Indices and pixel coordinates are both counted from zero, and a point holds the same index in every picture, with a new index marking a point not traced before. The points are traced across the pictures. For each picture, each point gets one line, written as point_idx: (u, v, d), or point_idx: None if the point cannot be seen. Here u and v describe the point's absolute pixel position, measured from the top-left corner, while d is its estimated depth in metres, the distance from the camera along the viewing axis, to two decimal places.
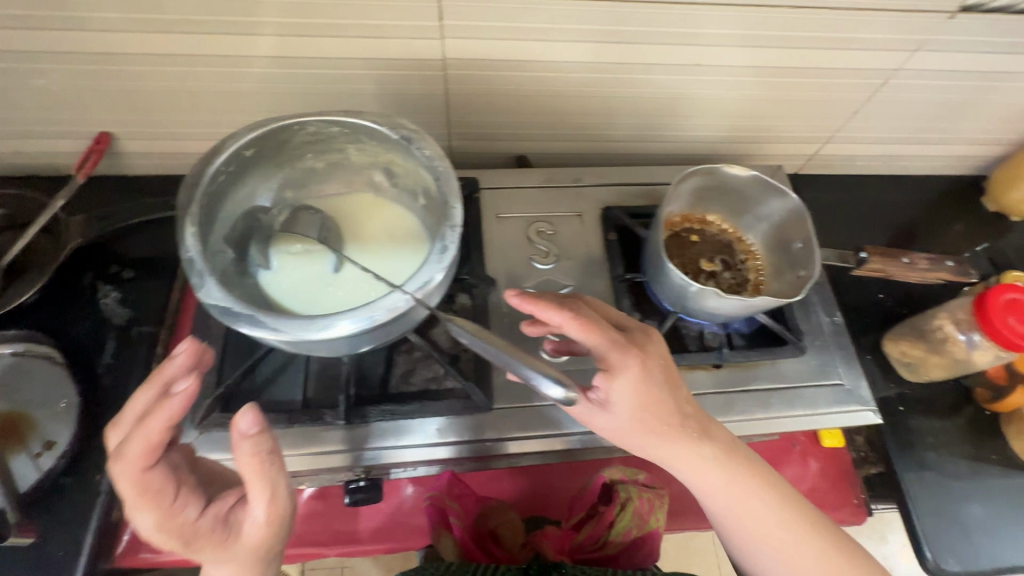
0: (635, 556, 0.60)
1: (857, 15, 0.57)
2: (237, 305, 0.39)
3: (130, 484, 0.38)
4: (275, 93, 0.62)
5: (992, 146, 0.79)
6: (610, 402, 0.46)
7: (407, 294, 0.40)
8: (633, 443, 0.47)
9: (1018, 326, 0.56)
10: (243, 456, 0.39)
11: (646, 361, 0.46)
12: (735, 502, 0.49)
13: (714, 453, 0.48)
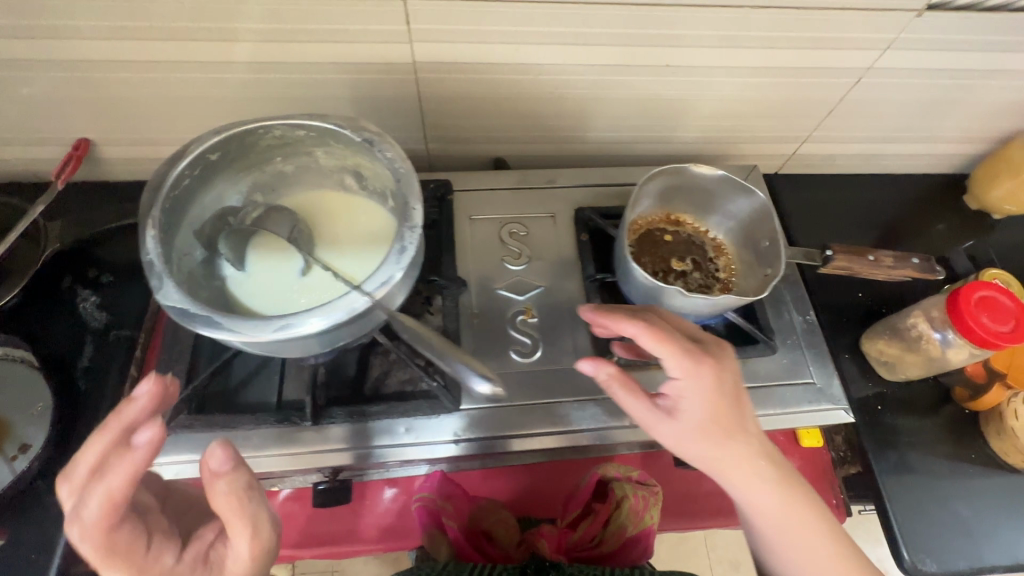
0: (630, 552, 0.62)
1: (823, 14, 0.57)
2: (195, 306, 0.39)
3: (94, 545, 0.37)
4: (248, 98, 0.62)
5: (972, 144, 0.79)
6: (678, 411, 0.47)
7: (365, 295, 0.40)
8: (696, 456, 0.47)
9: (990, 324, 0.56)
10: (220, 496, 0.38)
11: (718, 371, 0.47)
12: (791, 521, 0.48)
13: (773, 469, 0.48)
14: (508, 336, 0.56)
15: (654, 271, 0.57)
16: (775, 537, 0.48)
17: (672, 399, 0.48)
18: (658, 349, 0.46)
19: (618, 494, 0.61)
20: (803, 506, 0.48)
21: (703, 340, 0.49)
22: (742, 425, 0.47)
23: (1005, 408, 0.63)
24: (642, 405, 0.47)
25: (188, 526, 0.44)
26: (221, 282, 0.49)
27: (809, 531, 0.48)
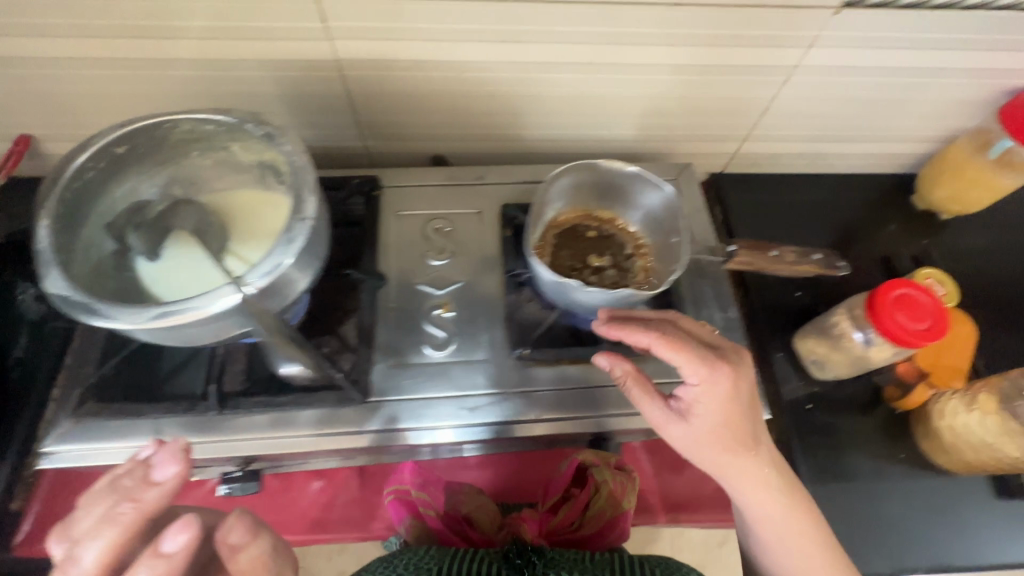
0: (613, 534, 0.57)
1: (739, 12, 0.57)
2: (76, 295, 0.40)
3: None
4: (179, 95, 0.63)
5: (916, 144, 0.79)
6: (690, 414, 0.50)
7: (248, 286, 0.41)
8: (703, 456, 0.50)
9: (907, 323, 0.56)
10: (244, 573, 0.34)
11: (736, 381, 0.49)
12: (787, 519, 0.52)
13: (774, 469, 0.52)
14: (423, 330, 0.57)
15: (570, 267, 0.58)
16: (767, 529, 0.53)
17: (685, 402, 0.50)
18: (676, 359, 0.48)
19: (595, 479, 0.59)
20: (800, 504, 0.52)
21: (720, 347, 0.51)
22: (753, 431, 0.50)
23: (931, 408, 0.63)
24: (655, 406, 0.50)
25: None
26: (133, 275, 0.48)
27: (802, 527, 0.52)
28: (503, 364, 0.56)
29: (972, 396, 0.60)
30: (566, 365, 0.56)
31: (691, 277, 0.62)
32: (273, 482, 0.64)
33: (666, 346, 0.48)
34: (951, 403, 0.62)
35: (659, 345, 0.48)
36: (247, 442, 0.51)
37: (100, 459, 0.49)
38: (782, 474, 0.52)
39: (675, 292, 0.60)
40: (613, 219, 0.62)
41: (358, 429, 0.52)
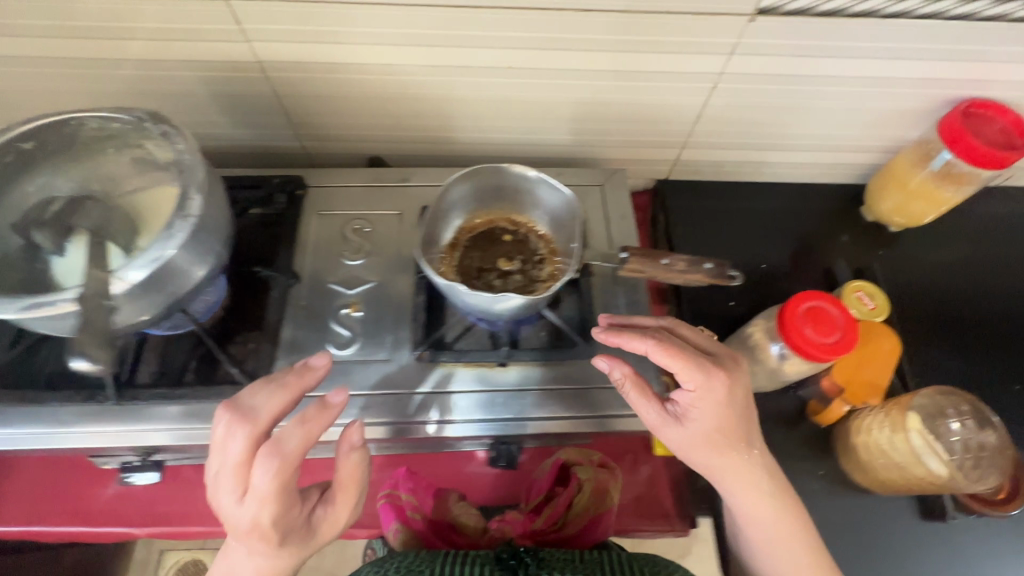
0: (593, 535, 0.62)
1: (650, 18, 0.57)
2: None
3: (274, 479, 0.42)
4: (111, 94, 0.65)
5: (862, 154, 0.77)
6: (686, 417, 0.53)
7: (122, 282, 0.44)
8: (696, 458, 0.53)
9: (815, 337, 0.55)
10: (347, 466, 0.47)
11: (731, 388, 0.52)
12: (776, 525, 0.53)
13: (766, 472, 0.54)
14: (329, 329, 0.58)
15: (476, 271, 0.59)
16: (757, 534, 0.54)
17: (681, 406, 0.53)
18: (673, 366, 0.51)
19: (578, 481, 0.62)
20: (786, 508, 0.54)
21: (717, 355, 0.54)
22: (746, 434, 0.53)
23: (853, 423, 0.61)
24: (651, 409, 0.53)
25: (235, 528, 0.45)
26: (42, 266, 0.51)
27: (794, 532, 0.53)
28: (405, 365, 0.57)
29: (891, 411, 0.58)
30: (469, 368, 0.57)
31: (605, 284, 0.63)
32: (191, 472, 0.65)
33: (663, 352, 0.51)
34: (873, 417, 0.60)
35: (656, 352, 0.51)
36: (150, 433, 0.54)
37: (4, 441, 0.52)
38: (772, 477, 0.54)
39: (584, 298, 0.60)
40: (525, 222, 0.62)
41: None
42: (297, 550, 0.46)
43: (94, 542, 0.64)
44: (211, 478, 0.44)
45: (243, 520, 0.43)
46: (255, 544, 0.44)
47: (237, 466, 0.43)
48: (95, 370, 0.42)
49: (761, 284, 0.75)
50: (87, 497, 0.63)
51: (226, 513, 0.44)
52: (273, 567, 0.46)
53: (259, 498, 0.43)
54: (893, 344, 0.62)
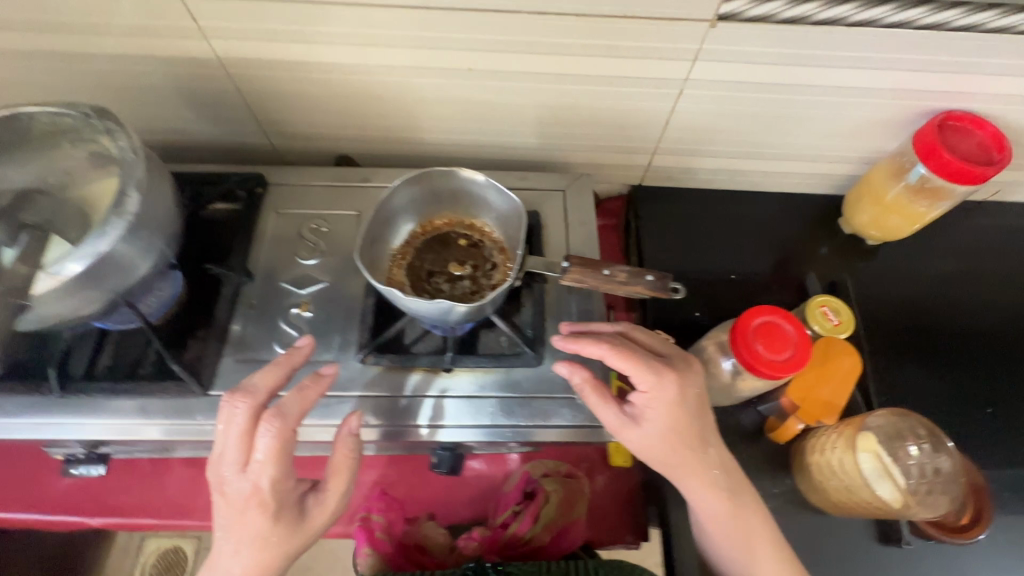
0: (561, 543, 0.63)
1: (610, 22, 0.55)
2: None
3: (277, 439, 0.44)
4: (77, 88, 0.65)
5: (838, 165, 0.75)
6: (642, 418, 0.51)
7: (47, 276, 0.45)
8: (656, 459, 0.52)
9: (764, 352, 0.54)
10: (342, 447, 0.48)
11: (682, 387, 0.51)
12: (734, 527, 0.52)
13: (722, 471, 0.53)
14: (278, 328, 0.59)
15: (427, 275, 0.59)
16: (720, 535, 0.53)
17: (638, 407, 0.52)
18: (627, 369, 0.51)
19: (543, 493, 0.62)
20: (742, 504, 0.52)
21: (668, 355, 0.54)
22: (701, 433, 0.52)
23: (808, 441, 0.61)
24: (610, 412, 0.51)
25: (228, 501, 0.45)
26: None
27: (752, 529, 0.52)
28: (351, 366, 0.57)
29: (846, 431, 0.57)
30: (412, 372, 0.57)
31: (559, 291, 0.62)
32: (146, 464, 0.66)
33: (617, 355, 0.50)
34: (828, 437, 0.59)
35: (612, 356, 0.51)
36: (94, 425, 0.54)
37: None
38: (728, 475, 0.53)
39: (537, 305, 0.59)
40: (478, 224, 0.62)
41: (194, 420, 0.54)
42: (288, 532, 0.45)
43: (49, 531, 0.65)
44: (213, 453, 0.45)
45: (243, 488, 0.44)
46: (252, 519, 0.44)
47: (239, 434, 0.44)
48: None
49: (728, 295, 0.74)
50: (44, 485, 0.64)
51: (226, 486, 0.44)
52: (263, 552, 0.44)
53: (260, 463, 0.44)
54: (854, 361, 0.61)
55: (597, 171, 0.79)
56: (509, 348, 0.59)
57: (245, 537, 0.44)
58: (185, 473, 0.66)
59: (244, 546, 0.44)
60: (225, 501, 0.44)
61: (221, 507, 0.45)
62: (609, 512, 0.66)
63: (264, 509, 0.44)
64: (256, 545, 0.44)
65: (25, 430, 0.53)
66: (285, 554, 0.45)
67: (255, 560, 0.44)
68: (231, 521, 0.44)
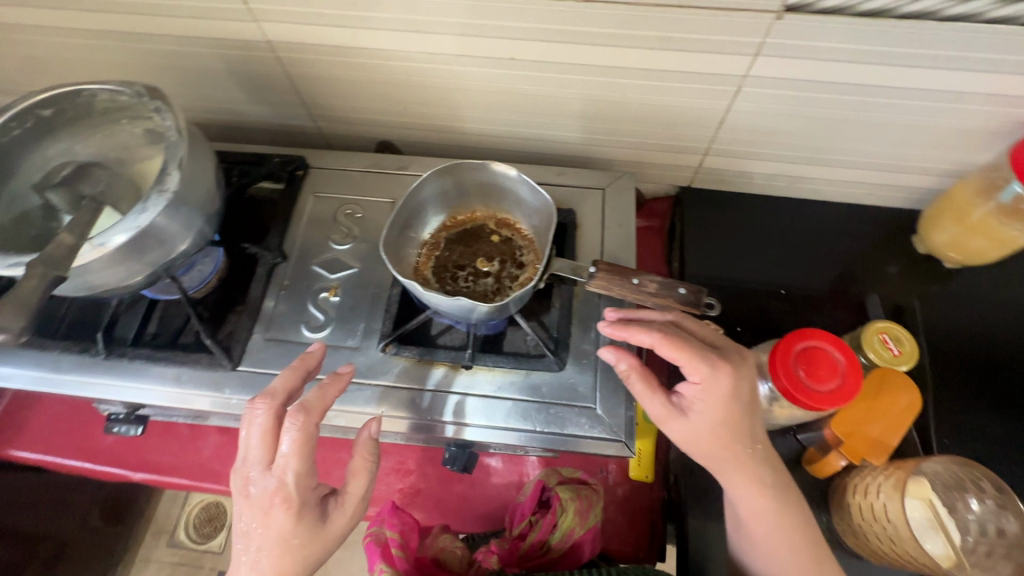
0: (580, 553, 0.59)
1: (664, 12, 0.51)
2: None
3: (302, 433, 0.43)
4: (142, 65, 0.68)
5: (917, 176, 0.67)
6: (690, 409, 0.47)
7: (89, 246, 0.46)
8: (702, 453, 0.47)
9: (806, 380, 0.50)
10: (360, 451, 0.48)
11: (738, 380, 0.46)
12: (780, 535, 0.48)
13: (771, 470, 0.48)
14: (307, 309, 0.60)
15: (456, 268, 0.58)
16: (765, 543, 0.48)
17: (687, 398, 0.48)
18: (678, 359, 0.46)
19: (559, 502, 0.58)
20: (789, 508, 0.48)
21: (722, 346, 0.49)
22: (751, 429, 0.47)
23: (851, 480, 0.56)
24: (655, 401, 0.48)
25: (248, 511, 0.43)
26: (54, 226, 0.55)
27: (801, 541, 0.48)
28: (372, 353, 0.57)
29: (897, 475, 0.52)
30: (432, 367, 0.57)
31: (589, 295, 0.60)
32: (184, 428, 0.70)
33: (668, 346, 0.46)
34: (875, 479, 0.53)
35: (662, 346, 0.46)
36: (134, 388, 0.56)
37: (10, 381, 0.57)
38: (776, 474, 0.48)
39: (564, 307, 0.58)
40: (510, 221, 0.61)
41: (224, 393, 0.56)
42: (310, 534, 0.44)
43: (99, 479, 0.71)
44: (235, 457, 0.45)
45: (267, 487, 0.43)
46: (276, 521, 0.43)
47: (262, 434, 0.44)
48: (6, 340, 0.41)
49: (775, 311, 0.69)
50: (94, 438, 0.69)
51: (249, 486, 0.43)
52: (286, 557, 0.43)
53: (283, 460, 0.43)
54: (912, 399, 0.55)
55: (643, 170, 0.75)
56: (535, 349, 0.58)
57: (268, 540, 0.43)
58: (218, 440, 0.69)
59: (266, 551, 0.43)
60: (248, 503, 0.43)
61: (243, 512, 0.43)
62: (626, 528, 0.64)
63: (288, 509, 0.43)
64: (278, 551, 0.43)
65: (74, 388, 0.57)
66: (306, 562, 0.44)
67: (276, 566, 0.43)
68: (254, 524, 0.43)
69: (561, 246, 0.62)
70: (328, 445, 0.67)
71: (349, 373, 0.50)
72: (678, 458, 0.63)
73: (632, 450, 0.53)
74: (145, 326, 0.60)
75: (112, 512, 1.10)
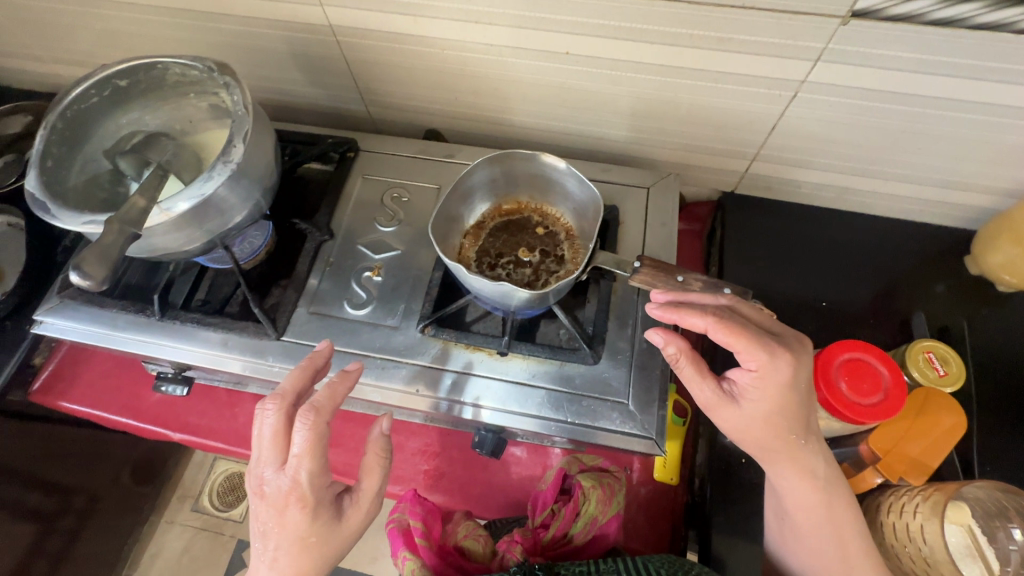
0: (603, 539, 0.60)
1: (724, 13, 0.51)
2: (40, 193, 0.50)
3: (311, 435, 0.43)
4: (211, 44, 0.71)
5: (974, 195, 0.65)
6: (743, 397, 0.48)
7: (159, 208, 0.48)
8: (753, 441, 0.49)
9: (848, 393, 0.50)
10: (371, 449, 0.48)
11: (797, 369, 0.46)
12: (828, 515, 0.50)
13: (824, 461, 0.49)
14: (350, 287, 0.62)
15: (499, 257, 0.60)
16: (811, 532, 0.50)
17: (739, 385, 0.48)
18: (734, 344, 0.46)
19: (580, 490, 0.59)
20: (838, 493, 0.50)
21: (779, 333, 0.48)
22: (806, 421, 0.48)
23: (887, 500, 0.54)
24: (705, 387, 0.48)
25: (263, 512, 0.44)
26: (123, 191, 0.58)
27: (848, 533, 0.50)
28: (410, 334, 0.58)
29: (934, 497, 0.50)
30: (468, 351, 0.58)
31: (627, 292, 0.60)
32: (223, 394, 0.72)
33: (724, 330, 0.45)
34: (911, 499, 0.52)
35: (717, 331, 0.46)
36: (184, 349, 0.59)
37: (71, 334, 0.61)
38: (828, 466, 0.50)
39: (602, 302, 0.58)
40: (554, 213, 0.62)
41: (267, 361, 0.58)
42: (326, 532, 0.45)
43: (140, 436, 0.74)
44: (249, 457, 0.45)
45: (281, 487, 0.43)
46: (291, 520, 0.43)
47: (273, 435, 0.44)
48: (88, 287, 0.43)
49: (815, 323, 0.68)
50: (138, 397, 0.73)
51: (264, 486, 0.44)
52: (304, 555, 0.44)
53: (296, 460, 0.43)
54: (957, 421, 0.53)
55: (686, 172, 0.75)
56: (568, 342, 0.58)
57: (285, 537, 0.44)
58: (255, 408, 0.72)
59: (283, 549, 0.44)
60: (264, 503, 0.44)
61: (260, 511, 0.44)
62: (646, 528, 0.64)
63: (301, 510, 0.43)
64: (294, 549, 0.44)
65: (129, 346, 0.60)
66: (324, 557, 0.45)
67: (294, 563, 0.44)
68: (271, 523, 0.44)
69: (603, 242, 0.62)
70: (357, 421, 0.69)
71: (357, 369, 0.49)
72: (705, 463, 0.63)
73: (661, 449, 0.53)
74: (197, 292, 0.63)
75: (144, 473, 1.14)
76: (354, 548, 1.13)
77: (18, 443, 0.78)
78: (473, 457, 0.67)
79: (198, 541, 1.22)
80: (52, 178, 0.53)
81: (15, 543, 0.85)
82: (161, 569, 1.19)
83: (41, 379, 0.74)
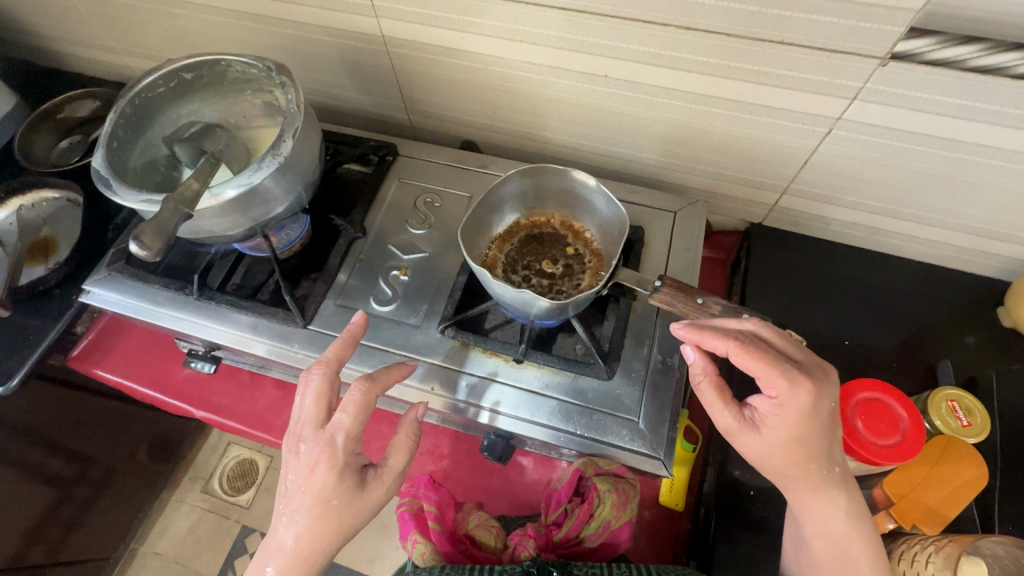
0: (614, 544, 0.60)
1: (762, 46, 0.52)
2: (105, 171, 0.54)
3: (357, 400, 0.46)
4: (270, 46, 0.76)
5: (1010, 246, 0.64)
6: (763, 423, 0.47)
7: (211, 194, 0.51)
8: (773, 467, 0.47)
9: (864, 432, 0.50)
10: (402, 434, 0.50)
11: (818, 399, 0.45)
12: (850, 545, 0.48)
13: (845, 494, 0.48)
14: (377, 284, 0.64)
15: (523, 268, 0.61)
16: (825, 562, 0.48)
17: (760, 412, 0.47)
18: (755, 370, 0.45)
19: (596, 494, 0.57)
20: (859, 532, 0.48)
21: (800, 361, 0.47)
22: (828, 451, 0.46)
23: (900, 549, 0.53)
24: (726, 412, 0.48)
25: (293, 469, 0.45)
26: (177, 175, 0.62)
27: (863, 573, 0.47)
28: (430, 333, 0.60)
29: (947, 550, 0.48)
30: (485, 355, 0.59)
31: (646, 311, 0.61)
32: (246, 376, 0.76)
33: (745, 355, 0.45)
34: (924, 550, 0.51)
35: (739, 355, 0.45)
36: (214, 329, 0.62)
37: (115, 306, 0.64)
38: (851, 498, 0.48)
39: (620, 320, 0.59)
40: (580, 229, 0.63)
41: (291, 347, 0.60)
42: (348, 498, 0.45)
43: (165, 409, 0.78)
44: (291, 419, 0.47)
45: (317, 444, 0.45)
46: (319, 479, 0.45)
47: (323, 396, 0.47)
48: (145, 257, 0.45)
49: (834, 361, 0.67)
50: (167, 373, 0.76)
51: (301, 445, 0.46)
52: (323, 517, 0.45)
53: (339, 419, 0.45)
54: (979, 472, 0.52)
55: (715, 199, 0.76)
56: (584, 357, 0.59)
57: (308, 499, 0.44)
58: (276, 395, 0.75)
59: (304, 510, 0.45)
60: (296, 460, 0.45)
61: (291, 469, 0.46)
62: (647, 550, 0.65)
63: (331, 468, 0.45)
64: (316, 508, 0.45)
65: (168, 321, 0.63)
66: (339, 523, 0.45)
67: (312, 525, 0.45)
68: (298, 481, 0.45)
69: (626, 259, 0.63)
70: (372, 416, 0.72)
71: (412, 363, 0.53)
72: (713, 490, 0.63)
73: (668, 471, 0.53)
74: (232, 277, 0.65)
75: (160, 451, 1.18)
76: (354, 546, 1.13)
77: (47, 408, 0.82)
78: (481, 462, 0.68)
79: (204, 523, 1.24)
80: (117, 159, 0.58)
81: (35, 504, 0.88)
82: (166, 546, 1.22)
83: (80, 346, 0.77)
